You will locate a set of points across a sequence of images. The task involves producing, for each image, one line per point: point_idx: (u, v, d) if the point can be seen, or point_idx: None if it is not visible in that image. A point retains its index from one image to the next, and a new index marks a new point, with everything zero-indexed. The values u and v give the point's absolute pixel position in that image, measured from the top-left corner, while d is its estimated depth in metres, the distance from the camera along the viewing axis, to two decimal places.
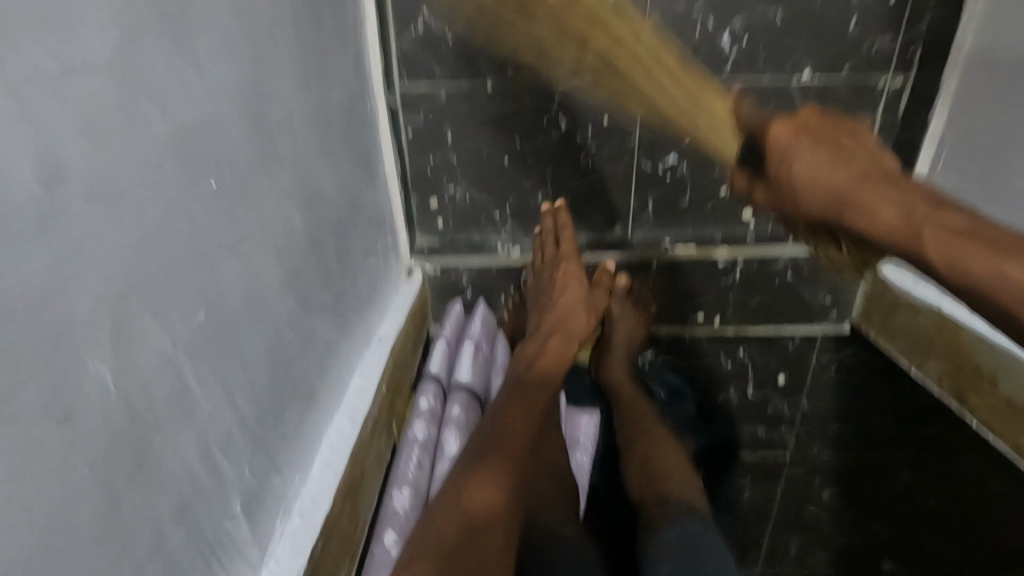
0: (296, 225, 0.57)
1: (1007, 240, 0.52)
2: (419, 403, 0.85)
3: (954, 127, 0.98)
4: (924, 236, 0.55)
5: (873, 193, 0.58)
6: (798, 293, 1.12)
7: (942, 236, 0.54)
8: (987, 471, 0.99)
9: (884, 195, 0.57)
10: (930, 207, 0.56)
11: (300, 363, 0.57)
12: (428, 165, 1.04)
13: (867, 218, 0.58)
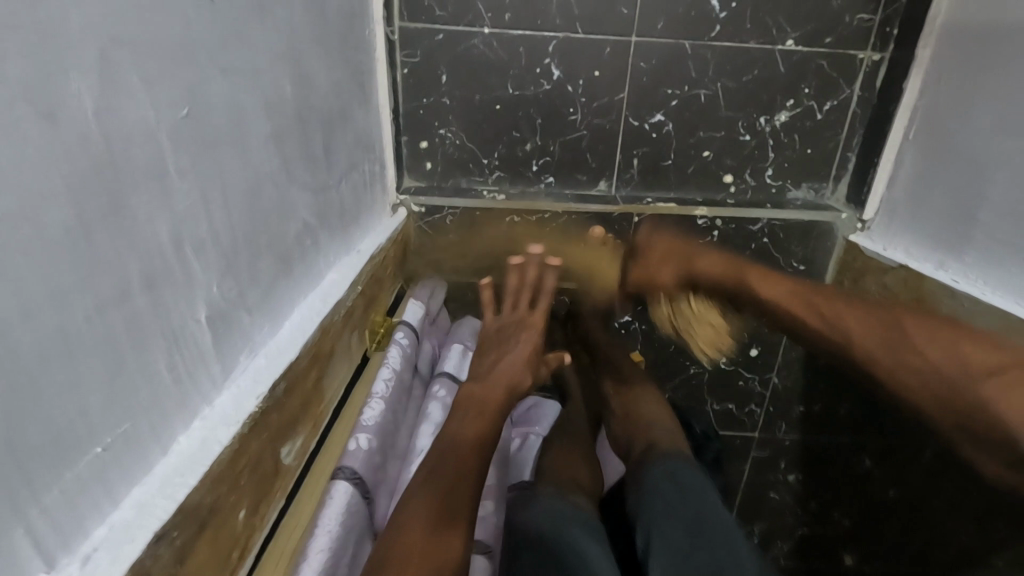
0: (286, 92, 0.59)
1: (880, 319, 0.72)
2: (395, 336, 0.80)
3: (925, 96, 0.98)
4: (905, 332, 0.70)
5: (838, 316, 0.75)
6: (773, 258, 1.11)
7: (907, 343, 0.69)
8: (941, 464, 1.01)
9: (872, 326, 0.72)
10: (893, 316, 0.72)
11: (279, 223, 0.58)
12: (421, 107, 1.06)
13: (837, 325, 0.74)
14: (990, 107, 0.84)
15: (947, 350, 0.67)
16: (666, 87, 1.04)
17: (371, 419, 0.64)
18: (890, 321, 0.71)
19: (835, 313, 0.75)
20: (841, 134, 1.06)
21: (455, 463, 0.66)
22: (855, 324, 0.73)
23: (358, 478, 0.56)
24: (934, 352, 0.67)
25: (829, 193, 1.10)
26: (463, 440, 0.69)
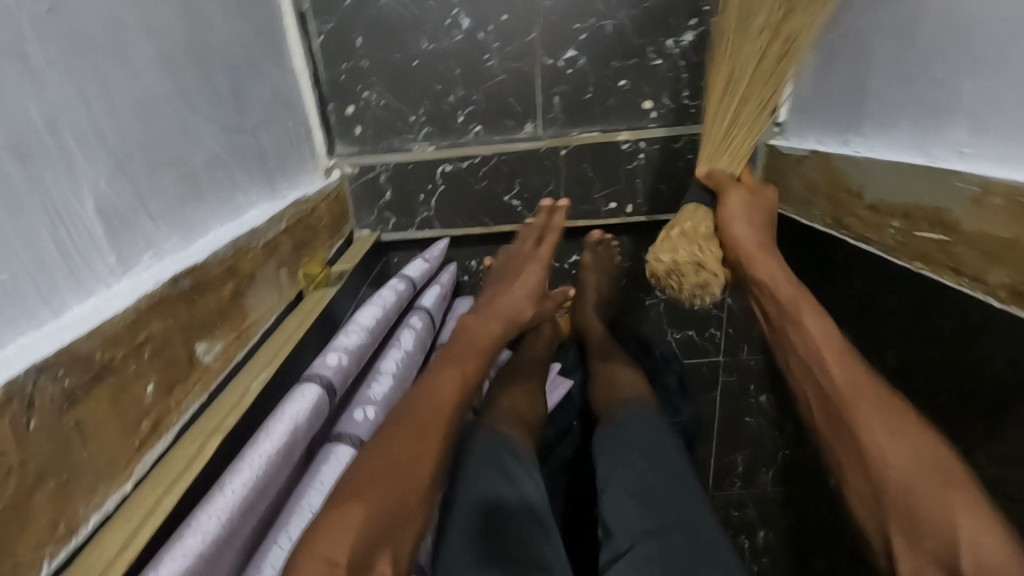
0: (176, 25, 0.62)
1: (884, 401, 0.66)
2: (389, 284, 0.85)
3: None
4: (871, 438, 0.64)
5: (829, 373, 0.71)
6: None
7: (956, 504, 0.57)
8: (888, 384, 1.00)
9: (934, 482, 0.59)
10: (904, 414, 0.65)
11: (182, 144, 0.60)
12: (342, 73, 1.09)
13: (827, 383, 0.70)
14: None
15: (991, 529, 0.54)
16: (573, 23, 1.08)
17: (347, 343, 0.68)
18: (939, 450, 0.61)
19: (893, 430, 0.64)
20: None
21: (431, 388, 0.67)
22: (848, 393, 0.68)
23: (331, 386, 0.61)
24: (964, 523, 0.55)
25: None
26: (437, 372, 0.71)
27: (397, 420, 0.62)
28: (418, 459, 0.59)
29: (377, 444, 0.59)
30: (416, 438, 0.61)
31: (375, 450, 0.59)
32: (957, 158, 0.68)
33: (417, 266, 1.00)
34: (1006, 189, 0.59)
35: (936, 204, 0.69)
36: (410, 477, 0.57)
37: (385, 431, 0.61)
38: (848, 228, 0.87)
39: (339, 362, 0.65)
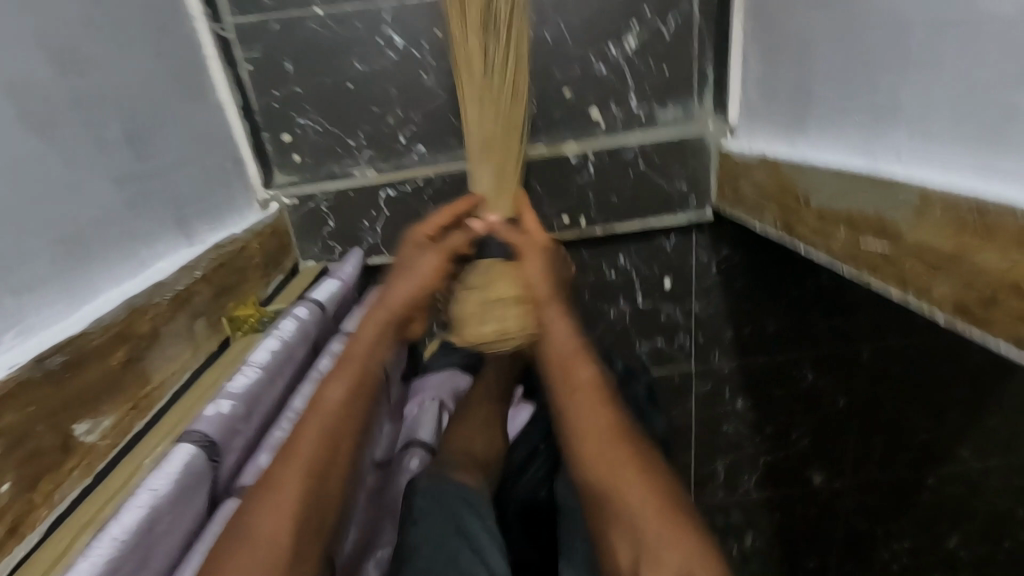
0: (49, 74, 0.58)
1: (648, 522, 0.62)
2: (293, 310, 0.77)
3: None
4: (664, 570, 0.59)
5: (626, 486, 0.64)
6: (655, 181, 1.10)
7: (662, 541, 0.60)
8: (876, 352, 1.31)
9: (653, 511, 0.62)
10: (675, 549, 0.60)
11: (61, 204, 0.56)
12: (275, 100, 1.05)
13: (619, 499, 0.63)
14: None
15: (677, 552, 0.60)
16: None
17: (236, 386, 0.61)
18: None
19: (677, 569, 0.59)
20: (693, 49, 1.07)
21: (305, 418, 0.60)
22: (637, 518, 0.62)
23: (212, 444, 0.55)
24: None
25: (697, 109, 1.11)
26: (323, 391, 0.63)
27: (283, 462, 0.56)
28: (313, 500, 0.55)
29: (260, 493, 0.54)
30: (306, 478, 0.56)
31: (256, 505, 0.53)
32: (897, 164, 0.64)
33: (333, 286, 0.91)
34: (945, 200, 0.56)
35: (879, 213, 0.65)
36: (301, 528, 0.53)
37: (271, 476, 0.55)
38: (800, 236, 0.83)
39: (226, 411, 0.58)
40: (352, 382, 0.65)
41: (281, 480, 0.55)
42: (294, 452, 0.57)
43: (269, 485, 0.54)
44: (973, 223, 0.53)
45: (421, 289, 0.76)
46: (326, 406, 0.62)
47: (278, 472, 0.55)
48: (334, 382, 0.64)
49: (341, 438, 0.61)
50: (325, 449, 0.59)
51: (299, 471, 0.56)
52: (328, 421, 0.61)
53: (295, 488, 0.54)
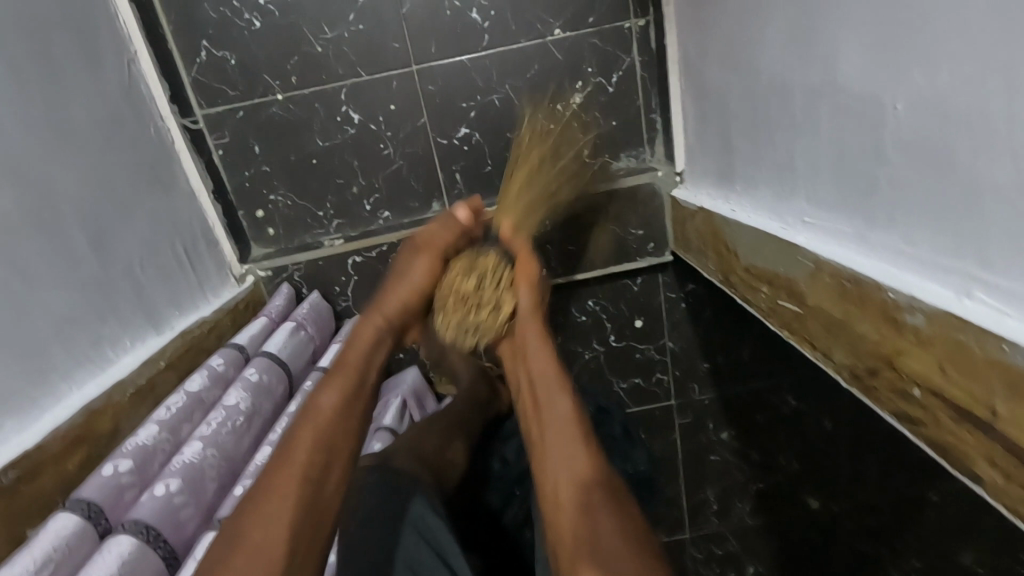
0: (13, 205, 0.65)
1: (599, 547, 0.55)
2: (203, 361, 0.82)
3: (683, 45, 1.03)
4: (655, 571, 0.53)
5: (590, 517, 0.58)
6: (610, 230, 1.14)
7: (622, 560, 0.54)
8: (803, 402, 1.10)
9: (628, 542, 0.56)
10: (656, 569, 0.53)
11: (23, 323, 0.62)
12: (246, 180, 1.12)
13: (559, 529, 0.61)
14: (725, 39, 0.83)
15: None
16: (461, 102, 1.10)
17: (132, 445, 0.65)
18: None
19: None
20: (638, 100, 1.11)
21: (289, 438, 0.65)
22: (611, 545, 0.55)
23: (97, 511, 0.57)
24: None
25: (649, 156, 1.14)
26: (315, 396, 0.69)
27: (277, 470, 0.62)
28: (304, 504, 0.60)
29: (253, 511, 0.58)
30: (303, 483, 0.61)
31: (246, 515, 0.58)
32: (801, 228, 0.67)
33: (259, 326, 0.97)
34: (832, 268, 0.58)
35: (787, 273, 0.67)
36: (294, 536, 0.58)
37: (262, 489, 0.60)
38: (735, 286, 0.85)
39: (118, 472, 0.61)
40: (342, 388, 0.70)
41: (278, 488, 0.60)
42: (286, 456, 0.63)
43: (260, 496, 0.60)
44: (852, 292, 0.55)
45: (416, 292, 0.81)
46: (319, 411, 0.68)
47: (269, 480, 0.61)
48: (325, 388, 0.70)
49: (335, 440, 0.66)
50: (308, 458, 0.63)
51: (283, 479, 0.61)
52: (319, 431, 0.66)
53: (289, 492, 0.60)
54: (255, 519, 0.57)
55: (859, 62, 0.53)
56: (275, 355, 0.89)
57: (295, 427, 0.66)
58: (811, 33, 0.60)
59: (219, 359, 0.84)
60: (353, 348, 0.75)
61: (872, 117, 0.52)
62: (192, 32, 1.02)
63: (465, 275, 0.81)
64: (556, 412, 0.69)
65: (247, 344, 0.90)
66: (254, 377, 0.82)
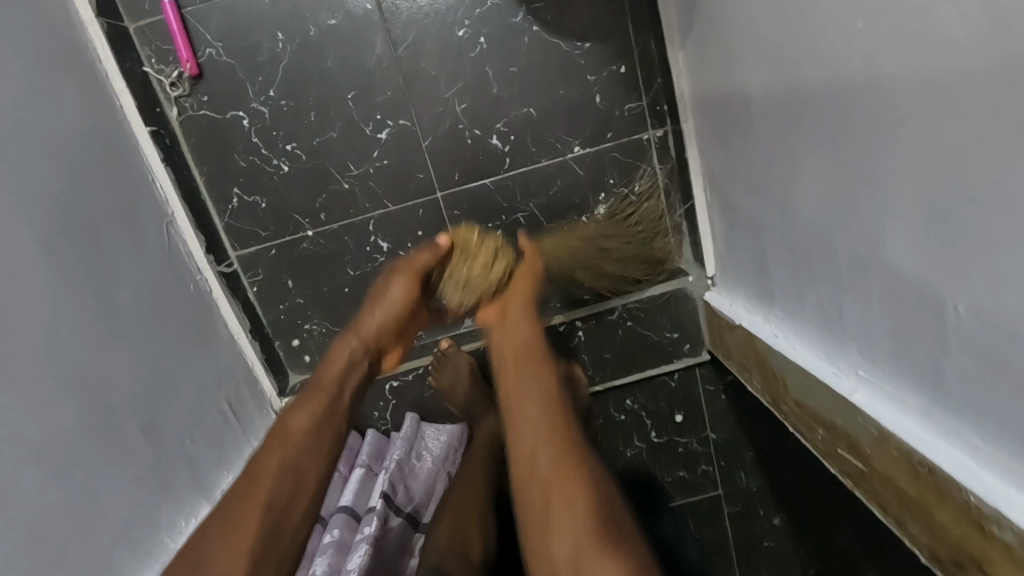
0: (71, 421, 0.68)
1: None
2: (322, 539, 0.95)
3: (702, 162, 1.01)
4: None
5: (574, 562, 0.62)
6: (645, 334, 1.14)
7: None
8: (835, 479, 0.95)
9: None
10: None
11: (86, 539, 0.65)
12: (282, 312, 1.14)
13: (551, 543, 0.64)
14: (750, 173, 0.84)
15: (590, 551, 0.62)
16: (486, 222, 1.11)
17: None
18: None
19: None
20: (662, 206, 1.10)
21: (260, 458, 0.73)
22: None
23: None
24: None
25: (677, 258, 1.13)
26: (289, 413, 0.77)
27: (247, 484, 0.71)
28: (262, 527, 0.68)
29: (221, 533, 0.67)
30: (264, 503, 0.69)
31: (214, 535, 0.66)
32: (856, 380, 0.65)
33: (354, 481, 1.04)
34: (900, 444, 0.57)
35: (846, 427, 0.67)
36: (260, 553, 0.66)
37: (236, 508, 0.68)
38: (786, 412, 0.84)
39: None
40: (316, 407, 0.78)
41: (234, 514, 0.68)
42: (258, 476, 0.71)
43: (221, 523, 0.68)
44: (927, 477, 0.55)
45: (393, 312, 0.88)
46: (293, 422, 0.76)
47: (241, 503, 0.69)
48: (301, 402, 0.78)
49: (297, 461, 0.74)
50: (279, 477, 0.71)
51: (253, 498, 0.69)
52: (284, 450, 0.74)
53: (248, 513, 0.68)
54: (229, 531, 0.67)
55: (912, 249, 0.53)
56: (348, 505, 1.00)
57: (261, 450, 0.74)
58: (852, 199, 0.60)
59: (334, 529, 0.97)
60: (330, 360, 0.83)
61: (930, 308, 0.52)
62: (225, 181, 1.05)
63: (473, 236, 0.92)
64: (529, 387, 0.79)
65: (350, 505, 1.00)
66: (364, 539, 0.93)
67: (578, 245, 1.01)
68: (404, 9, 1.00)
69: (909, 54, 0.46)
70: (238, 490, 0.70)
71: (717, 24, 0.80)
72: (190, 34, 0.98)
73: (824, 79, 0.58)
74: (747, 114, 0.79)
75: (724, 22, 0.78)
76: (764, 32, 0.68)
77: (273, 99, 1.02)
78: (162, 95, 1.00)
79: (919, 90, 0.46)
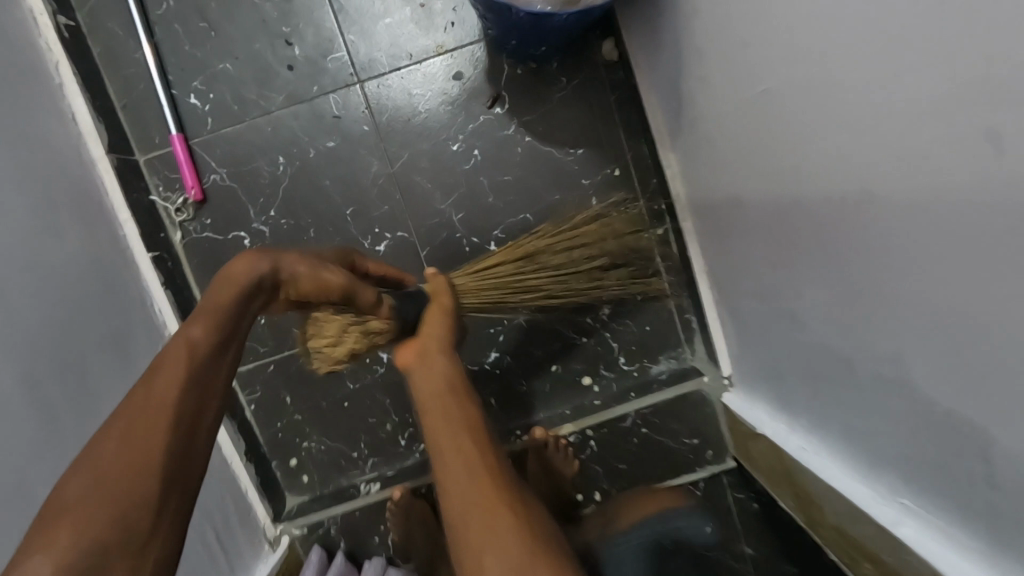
0: None
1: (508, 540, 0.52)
2: None
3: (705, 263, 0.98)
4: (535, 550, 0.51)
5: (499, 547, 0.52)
6: (662, 442, 1.04)
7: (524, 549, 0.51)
8: None
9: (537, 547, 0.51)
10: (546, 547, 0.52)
11: None
12: (279, 430, 1.09)
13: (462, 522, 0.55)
14: (748, 279, 0.82)
15: (485, 486, 0.57)
16: (486, 326, 1.07)
17: None
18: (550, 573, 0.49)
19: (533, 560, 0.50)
20: (669, 305, 1.06)
21: (150, 382, 0.51)
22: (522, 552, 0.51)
23: None
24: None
25: (689, 355, 1.07)
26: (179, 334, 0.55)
27: (133, 414, 0.49)
28: (162, 476, 0.48)
29: (108, 471, 0.46)
30: (166, 440, 0.49)
31: (101, 473, 0.46)
32: (899, 510, 0.60)
33: None
34: None
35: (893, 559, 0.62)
36: (164, 499, 0.47)
37: (120, 438, 0.47)
38: (826, 537, 0.78)
39: None
40: (219, 330, 0.57)
41: (131, 453, 0.47)
42: (160, 403, 0.50)
43: (110, 460, 0.46)
44: None
45: (335, 287, 0.67)
46: (189, 347, 0.54)
47: (139, 436, 0.48)
48: (202, 316, 0.57)
49: (200, 396, 0.53)
50: (196, 403, 0.52)
51: (152, 425, 0.49)
52: (190, 377, 0.53)
53: (152, 452, 0.48)
54: (139, 465, 0.47)
55: (938, 371, 0.48)
56: None
57: (143, 380, 0.51)
58: (862, 311, 0.56)
59: None
60: (227, 277, 0.61)
61: (973, 439, 0.46)
62: None
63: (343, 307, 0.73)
64: (444, 378, 0.68)
65: None
66: None
67: (499, 270, 0.89)
68: (399, 129, 1.03)
69: (890, 178, 0.45)
70: (132, 421, 0.48)
71: (699, 138, 0.83)
72: (196, 162, 1.02)
73: (808, 194, 0.57)
74: (738, 223, 0.79)
75: (704, 137, 0.81)
76: (744, 147, 0.69)
77: (273, 218, 1.04)
78: (167, 221, 1.03)
79: (905, 209, 0.44)
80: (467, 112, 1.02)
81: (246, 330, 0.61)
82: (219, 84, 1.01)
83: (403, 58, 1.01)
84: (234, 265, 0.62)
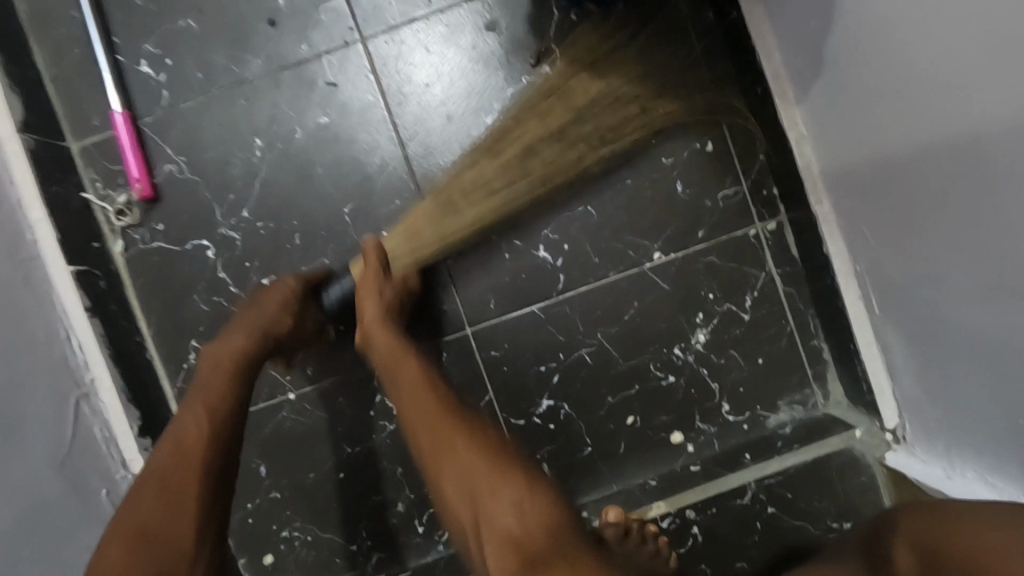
0: None
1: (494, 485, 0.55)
2: None
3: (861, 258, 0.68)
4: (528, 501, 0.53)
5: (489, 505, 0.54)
6: (796, 530, 0.72)
7: (508, 502, 0.54)
8: None
9: (523, 500, 0.53)
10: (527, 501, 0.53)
11: None
12: (249, 514, 0.78)
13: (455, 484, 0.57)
14: (960, 274, 0.53)
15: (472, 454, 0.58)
16: (535, 365, 0.77)
17: None
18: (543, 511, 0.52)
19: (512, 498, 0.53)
20: (789, 325, 0.77)
21: (163, 445, 0.60)
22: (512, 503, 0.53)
23: None
24: None
25: (821, 400, 0.78)
26: (182, 412, 0.63)
27: (136, 493, 0.58)
28: (176, 527, 0.55)
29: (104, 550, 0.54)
30: (180, 501, 0.57)
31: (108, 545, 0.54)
32: None
33: None
34: None
35: None
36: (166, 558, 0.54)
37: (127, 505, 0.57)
38: None
39: None
40: (213, 386, 0.64)
41: (142, 521, 0.55)
42: (150, 478, 0.58)
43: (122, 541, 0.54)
44: None
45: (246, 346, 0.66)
46: (187, 416, 0.62)
47: (142, 506, 0.56)
48: (200, 380, 0.65)
49: (196, 470, 0.58)
50: (180, 466, 0.58)
51: (146, 496, 0.56)
52: (173, 462, 0.58)
53: (156, 520, 0.55)
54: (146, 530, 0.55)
55: None
56: None
57: (150, 464, 0.60)
58: None
59: None
60: (220, 338, 0.68)
61: None
62: (178, 332, 0.77)
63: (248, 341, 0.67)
64: (399, 363, 0.65)
65: None
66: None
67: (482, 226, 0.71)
68: (414, 97, 0.77)
69: None
70: (134, 503, 0.57)
71: (852, 76, 0.58)
72: (145, 148, 0.77)
73: None
74: (929, 186, 0.53)
75: (864, 70, 0.56)
76: (981, 47, 0.43)
77: (247, 220, 0.77)
78: (104, 227, 0.77)
79: None
80: (506, 72, 0.77)
81: (224, 399, 0.63)
82: (179, 47, 0.77)
83: (420, 6, 0.77)
84: (208, 356, 0.67)
